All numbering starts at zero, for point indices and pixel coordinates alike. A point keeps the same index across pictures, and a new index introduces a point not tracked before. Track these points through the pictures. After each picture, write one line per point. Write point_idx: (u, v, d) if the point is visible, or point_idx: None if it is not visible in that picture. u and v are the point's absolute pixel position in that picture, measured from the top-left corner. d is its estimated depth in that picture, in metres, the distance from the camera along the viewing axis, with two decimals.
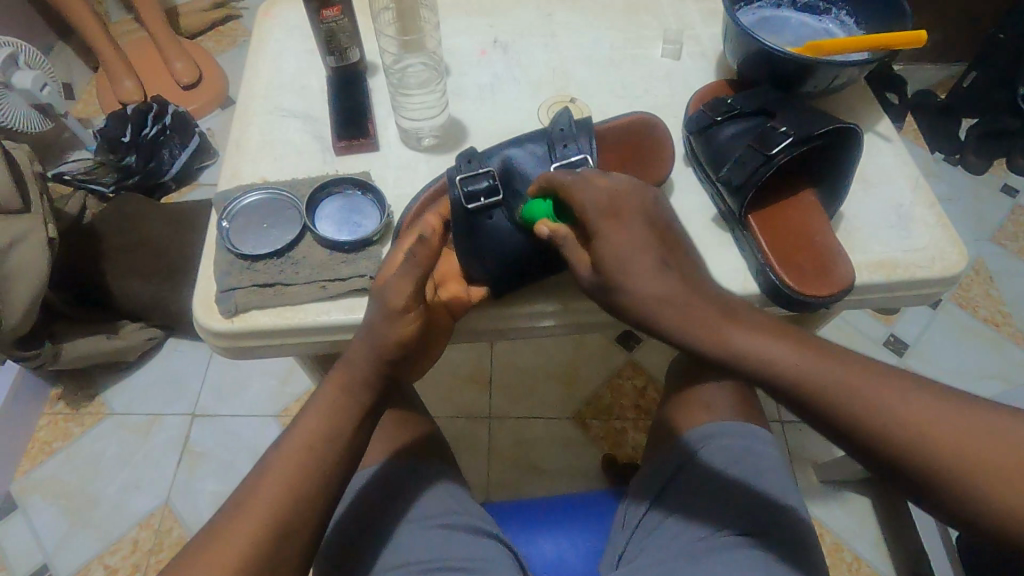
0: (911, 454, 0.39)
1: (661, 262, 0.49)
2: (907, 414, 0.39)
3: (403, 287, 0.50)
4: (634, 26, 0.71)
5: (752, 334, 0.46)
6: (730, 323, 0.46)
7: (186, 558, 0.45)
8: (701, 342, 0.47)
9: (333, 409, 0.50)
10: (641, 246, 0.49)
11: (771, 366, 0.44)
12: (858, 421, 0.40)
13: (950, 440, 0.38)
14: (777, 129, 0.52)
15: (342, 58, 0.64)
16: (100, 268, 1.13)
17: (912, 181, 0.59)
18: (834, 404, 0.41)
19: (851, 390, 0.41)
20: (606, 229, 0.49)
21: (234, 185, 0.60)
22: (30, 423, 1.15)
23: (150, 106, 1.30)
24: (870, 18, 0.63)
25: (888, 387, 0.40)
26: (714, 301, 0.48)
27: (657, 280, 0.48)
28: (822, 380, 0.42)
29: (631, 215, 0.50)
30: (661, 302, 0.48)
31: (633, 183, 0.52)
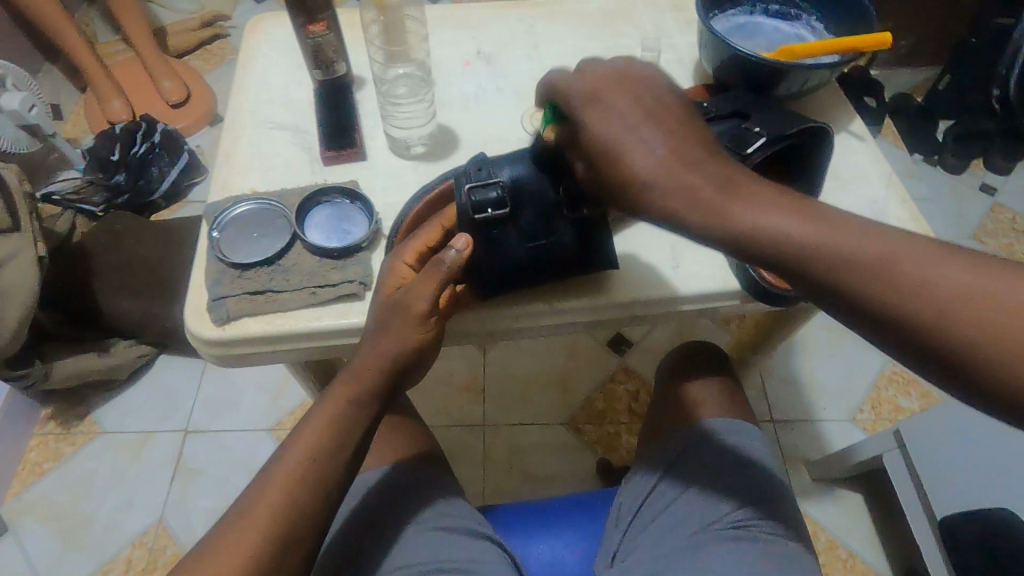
0: (951, 336, 0.34)
1: (655, 141, 0.43)
2: (951, 289, 0.35)
3: (425, 295, 0.50)
4: (614, 36, 0.73)
5: (764, 208, 0.40)
6: (737, 197, 0.40)
7: (189, 566, 0.46)
8: (698, 224, 0.41)
9: (337, 421, 0.50)
10: (631, 126, 0.43)
11: (783, 243, 0.39)
12: (886, 297, 0.36)
13: (1002, 318, 0.33)
14: (752, 130, 0.53)
15: (329, 70, 0.65)
16: (90, 286, 1.13)
17: (884, 178, 0.61)
18: (861, 289, 0.37)
19: (882, 266, 0.36)
20: (590, 118, 0.45)
21: (224, 197, 0.61)
22: (20, 443, 1.14)
23: (139, 125, 1.31)
24: (839, 23, 0.66)
25: (924, 254, 0.36)
26: (717, 174, 0.41)
27: (651, 157, 0.42)
28: (852, 256, 0.37)
29: (618, 95, 0.44)
30: (658, 181, 0.42)
31: (625, 68, 0.46)
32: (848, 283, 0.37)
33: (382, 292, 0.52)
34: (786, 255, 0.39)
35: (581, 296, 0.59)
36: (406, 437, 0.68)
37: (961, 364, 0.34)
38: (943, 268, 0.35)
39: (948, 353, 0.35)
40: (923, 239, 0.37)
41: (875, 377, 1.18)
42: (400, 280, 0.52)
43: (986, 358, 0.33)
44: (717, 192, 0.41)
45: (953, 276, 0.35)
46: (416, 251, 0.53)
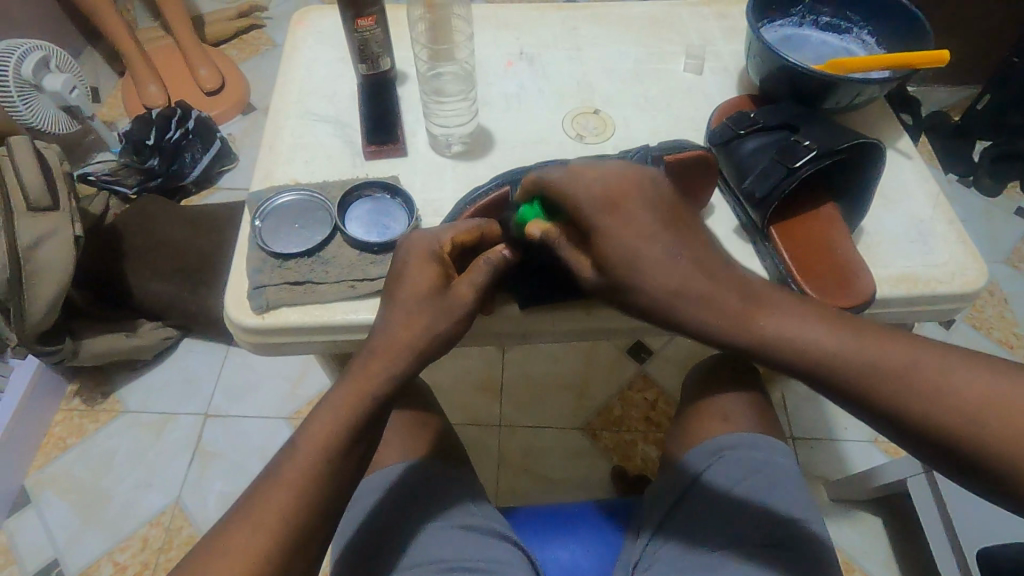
0: (959, 438, 0.39)
1: (676, 251, 0.49)
2: (963, 396, 0.40)
3: (474, 282, 0.51)
4: (657, 41, 0.72)
5: (785, 319, 0.46)
6: (760, 310, 0.47)
7: (202, 553, 0.46)
8: (727, 334, 0.47)
9: (352, 412, 0.50)
10: (649, 240, 0.49)
11: (809, 354, 0.44)
12: (907, 402, 0.41)
13: (998, 422, 0.38)
14: (802, 143, 0.52)
15: (373, 65, 0.64)
16: (121, 267, 1.16)
17: (931, 198, 0.60)
18: (879, 395, 0.42)
19: (901, 375, 0.41)
20: (606, 228, 0.48)
21: (266, 186, 0.61)
22: (46, 417, 1.17)
23: (174, 111, 1.32)
24: (892, 39, 0.64)
25: (936, 363, 0.41)
26: (734, 285, 0.48)
27: (677, 268, 0.48)
28: (872, 368, 0.42)
29: (633, 208, 0.49)
30: (688, 298, 0.48)
31: (634, 173, 0.50)
32: (871, 388, 0.42)
33: (424, 275, 0.52)
34: (808, 364, 0.44)
35: (604, 305, 0.59)
36: (428, 433, 0.69)
37: (977, 460, 0.39)
38: (950, 373, 0.41)
39: (965, 452, 0.39)
40: (930, 345, 0.42)
41: None
42: (440, 266, 0.52)
43: (997, 458, 0.38)
44: (743, 306, 0.47)
45: (962, 382, 0.40)
46: (457, 239, 0.52)
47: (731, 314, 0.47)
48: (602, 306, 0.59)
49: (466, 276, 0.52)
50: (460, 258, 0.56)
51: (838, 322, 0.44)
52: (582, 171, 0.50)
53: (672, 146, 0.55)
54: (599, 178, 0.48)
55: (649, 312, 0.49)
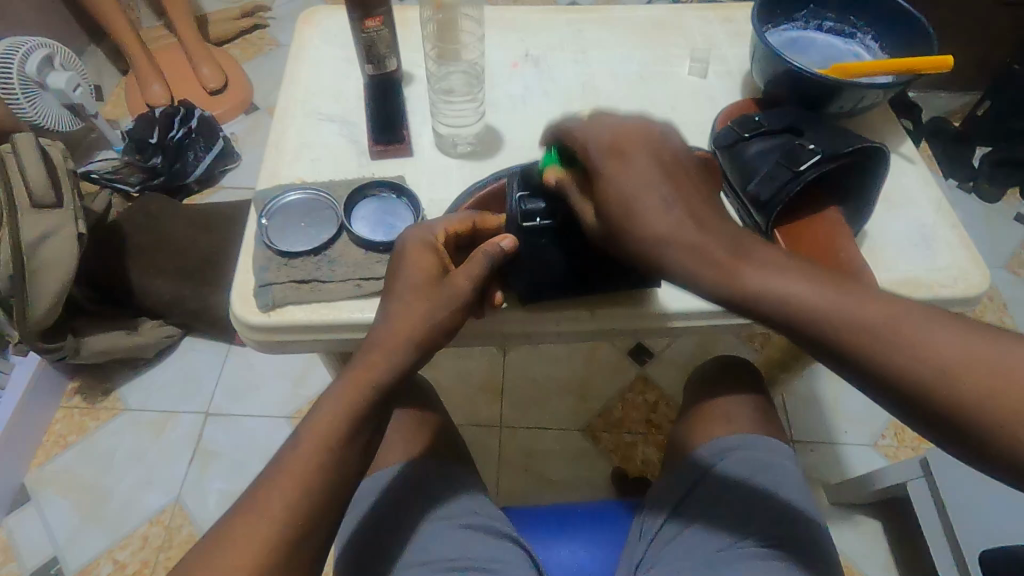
0: (946, 398, 0.38)
1: (668, 200, 0.47)
2: (944, 353, 0.38)
3: (469, 273, 0.52)
4: (662, 45, 0.72)
5: (773, 274, 0.44)
6: (748, 263, 0.45)
7: (205, 548, 0.46)
8: (712, 283, 0.45)
9: (353, 403, 0.50)
10: (645, 186, 0.48)
11: (795, 308, 0.42)
12: (888, 356, 0.40)
13: (989, 384, 0.37)
14: (806, 146, 0.53)
15: (380, 65, 0.64)
16: (123, 265, 1.16)
17: (934, 203, 0.60)
18: (867, 353, 0.40)
19: (884, 330, 0.40)
20: (609, 171, 0.48)
21: (273, 185, 0.61)
22: (47, 414, 1.17)
23: (177, 109, 1.34)
24: (895, 44, 0.65)
25: (925, 320, 0.40)
26: (724, 235, 0.46)
27: (667, 218, 0.47)
28: (857, 321, 0.41)
29: (637, 154, 0.49)
30: (676, 246, 0.46)
31: (642, 125, 0.50)
32: (854, 339, 0.41)
33: (420, 270, 0.52)
34: (793, 317, 0.43)
35: (603, 306, 0.59)
36: (431, 433, 0.69)
37: (951, 416, 0.38)
38: (942, 335, 0.39)
39: (940, 408, 0.38)
40: (926, 306, 0.41)
41: None
42: (436, 259, 0.53)
43: (973, 414, 0.37)
44: (728, 257, 0.45)
45: (945, 339, 0.39)
46: (449, 233, 0.54)
47: (717, 268, 0.45)
48: (602, 306, 0.59)
49: (462, 270, 0.52)
50: (456, 251, 0.57)
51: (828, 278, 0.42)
52: (600, 121, 0.52)
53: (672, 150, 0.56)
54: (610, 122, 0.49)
55: (637, 259, 0.48)
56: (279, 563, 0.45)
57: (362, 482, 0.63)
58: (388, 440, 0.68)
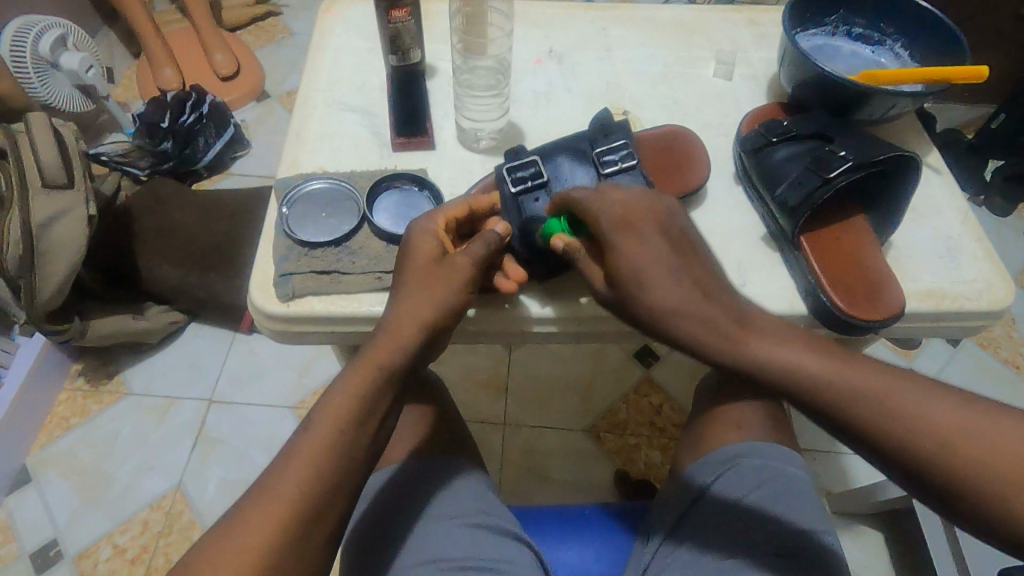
0: (934, 464, 0.41)
1: (679, 274, 0.51)
2: (932, 423, 0.42)
3: (473, 255, 0.52)
4: (686, 45, 0.72)
5: (772, 343, 0.48)
6: (747, 331, 0.49)
7: (216, 534, 0.45)
8: (717, 352, 0.49)
9: (363, 389, 0.50)
10: (656, 259, 0.51)
11: (796, 378, 0.47)
12: (877, 422, 0.43)
13: (974, 450, 0.40)
14: (837, 154, 0.52)
15: (404, 57, 0.62)
16: (132, 249, 1.16)
17: (960, 214, 0.59)
18: (863, 421, 0.44)
19: (881, 400, 0.44)
20: (620, 243, 0.50)
21: (293, 174, 0.61)
22: (50, 396, 1.16)
23: (190, 95, 1.31)
24: (925, 52, 0.64)
25: (916, 391, 0.44)
26: (726, 306, 0.50)
27: (677, 293, 0.50)
28: (850, 391, 0.45)
29: (646, 227, 0.51)
30: (685, 318, 0.50)
31: (653, 201, 0.53)
32: (848, 406, 0.44)
33: (425, 253, 0.52)
34: (796, 388, 0.47)
35: None
36: (444, 429, 0.69)
37: (934, 477, 0.41)
38: (932, 407, 0.43)
39: (931, 474, 0.42)
40: (914, 377, 0.45)
41: None
42: (438, 242, 0.53)
43: (963, 480, 0.40)
44: (731, 326, 0.49)
45: (931, 410, 0.43)
46: (449, 217, 0.54)
47: (719, 336, 0.49)
48: None
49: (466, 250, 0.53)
50: (454, 236, 0.57)
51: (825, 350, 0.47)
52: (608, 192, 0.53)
53: (653, 131, 0.61)
54: (621, 197, 0.51)
55: (645, 327, 0.51)
56: (288, 553, 0.45)
57: (375, 478, 0.63)
58: (400, 437, 0.67)
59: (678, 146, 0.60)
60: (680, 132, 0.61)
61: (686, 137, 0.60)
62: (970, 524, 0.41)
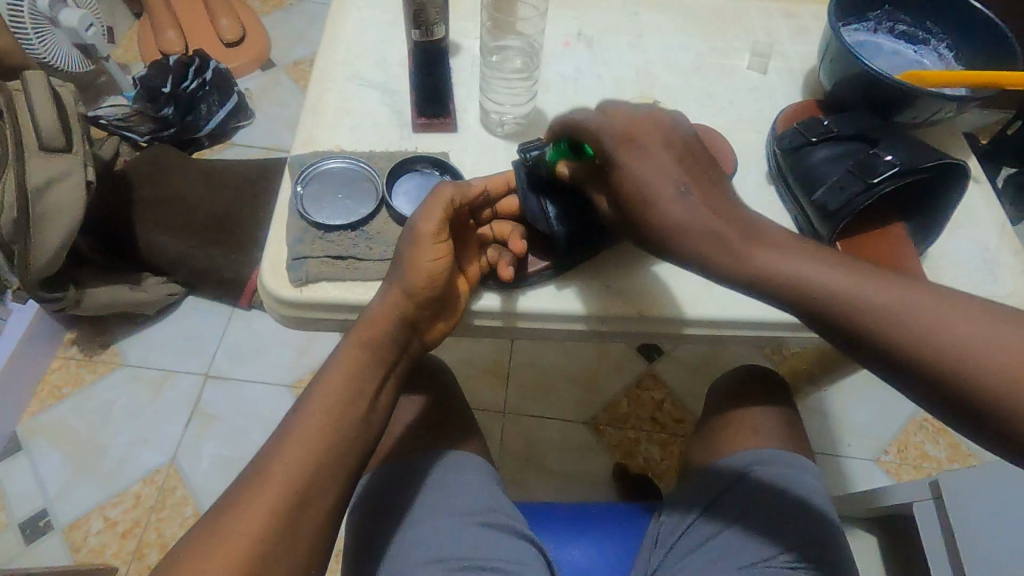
0: (964, 379, 0.36)
1: (685, 187, 0.44)
2: (961, 338, 0.36)
3: (434, 219, 0.49)
4: (721, 35, 0.69)
5: (791, 260, 0.42)
6: (762, 246, 0.42)
7: (211, 519, 0.43)
8: (726, 268, 0.42)
9: (355, 367, 0.49)
10: (662, 172, 0.44)
11: (814, 296, 0.40)
12: (901, 339, 0.38)
13: (1007, 362, 0.35)
14: (882, 157, 0.50)
15: (426, 32, 0.58)
16: (130, 218, 1.13)
17: (997, 226, 0.57)
18: (885, 336, 0.38)
19: (908, 317, 0.38)
20: (624, 160, 0.45)
21: (309, 151, 0.58)
22: (42, 363, 1.14)
23: (193, 60, 1.28)
24: (971, 55, 0.62)
25: (946, 306, 0.38)
26: (737, 221, 0.43)
27: (684, 205, 0.43)
28: (870, 308, 0.39)
29: (650, 141, 0.46)
30: (693, 233, 0.43)
31: (657, 115, 0.47)
32: (870, 327, 0.39)
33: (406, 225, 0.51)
34: (812, 306, 0.41)
35: (629, 292, 0.56)
36: (452, 421, 0.67)
37: (965, 394, 0.36)
38: (965, 320, 0.37)
39: (961, 390, 0.36)
40: (946, 291, 0.39)
41: (907, 420, 1.14)
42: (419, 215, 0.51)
43: (995, 396, 0.35)
44: (743, 240, 0.43)
45: (962, 323, 0.37)
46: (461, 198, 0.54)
47: (728, 253, 0.42)
48: (628, 292, 0.56)
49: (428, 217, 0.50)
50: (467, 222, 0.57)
51: (847, 265, 0.40)
52: (606, 109, 0.48)
53: None
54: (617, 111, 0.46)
55: (650, 244, 0.45)
56: (280, 540, 0.43)
57: (380, 470, 0.61)
58: (407, 428, 0.66)
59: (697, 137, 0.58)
60: (701, 130, 0.59)
61: (708, 136, 0.59)
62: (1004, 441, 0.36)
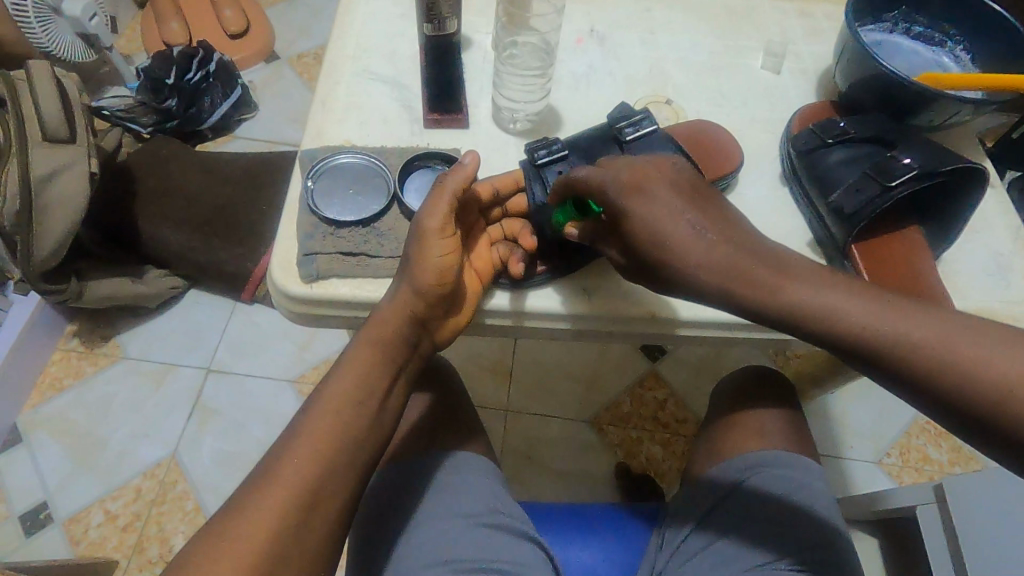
0: (1005, 414, 0.36)
1: (704, 229, 0.44)
2: (1000, 372, 0.36)
3: (438, 213, 0.48)
4: (735, 34, 0.68)
5: (821, 293, 0.41)
6: (790, 279, 0.42)
7: (219, 518, 0.43)
8: (756, 304, 0.43)
9: (365, 368, 0.48)
10: (679, 215, 0.44)
11: (848, 332, 0.40)
12: (939, 376, 0.38)
13: None
14: (900, 161, 0.49)
15: (439, 26, 0.57)
16: (132, 210, 1.12)
17: (1012, 231, 0.57)
18: (923, 373, 0.38)
19: (944, 352, 0.38)
20: (637, 209, 0.45)
21: (319, 145, 0.57)
22: (43, 355, 1.13)
23: (196, 51, 1.26)
24: (988, 57, 0.61)
25: (982, 339, 0.37)
26: (762, 254, 0.43)
27: (705, 244, 0.43)
28: (905, 346, 0.38)
29: (661, 184, 0.45)
30: (716, 273, 0.43)
31: (661, 159, 0.47)
32: (908, 363, 0.38)
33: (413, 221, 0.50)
34: (844, 341, 0.40)
35: (641, 294, 0.56)
36: (458, 421, 0.67)
37: (1007, 429, 0.36)
38: (1003, 354, 0.36)
39: (1005, 425, 0.36)
40: (982, 323, 0.38)
41: (910, 422, 1.14)
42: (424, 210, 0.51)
43: None
44: (770, 275, 0.43)
45: (1000, 358, 0.36)
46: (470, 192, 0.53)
47: (756, 289, 0.42)
48: (640, 294, 0.56)
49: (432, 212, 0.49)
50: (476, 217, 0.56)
51: (879, 298, 0.40)
52: (611, 161, 0.48)
53: (691, 126, 0.58)
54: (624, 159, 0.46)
55: (673, 285, 0.45)
56: (288, 541, 0.42)
57: (386, 469, 0.61)
58: (413, 427, 0.65)
59: (712, 138, 0.57)
60: (716, 129, 0.58)
61: (723, 136, 0.58)
62: None
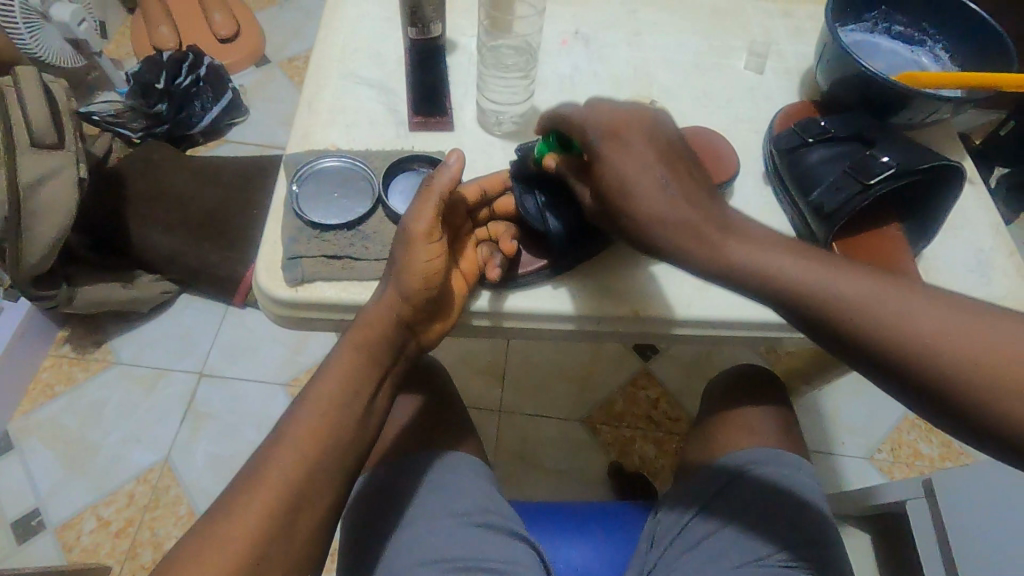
0: (924, 368, 0.36)
1: (665, 180, 0.44)
2: (922, 326, 0.36)
3: (425, 215, 0.49)
4: (719, 34, 0.69)
5: (765, 249, 0.42)
6: (735, 236, 0.43)
7: (204, 521, 0.43)
8: (699, 257, 0.43)
9: (350, 370, 0.49)
10: (643, 165, 0.45)
11: (786, 285, 0.40)
12: (866, 329, 0.38)
13: (970, 351, 0.35)
14: (879, 159, 0.50)
15: (423, 30, 0.59)
16: (123, 215, 1.12)
17: (993, 227, 0.58)
18: (850, 325, 0.38)
19: (875, 305, 0.38)
20: (608, 153, 0.45)
21: (305, 149, 0.58)
22: (34, 361, 1.13)
23: (186, 57, 1.29)
24: (967, 56, 0.62)
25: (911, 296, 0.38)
26: (714, 213, 0.44)
27: (660, 198, 0.44)
28: (842, 298, 0.39)
29: (635, 136, 0.46)
30: (667, 225, 0.43)
31: (642, 110, 0.48)
32: (837, 315, 0.39)
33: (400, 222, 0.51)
34: (780, 294, 0.41)
35: (626, 294, 0.56)
36: (447, 422, 0.67)
37: (926, 382, 0.36)
38: (931, 311, 0.37)
39: (922, 378, 0.36)
40: (915, 283, 0.39)
41: (900, 418, 1.15)
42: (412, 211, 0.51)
43: (952, 383, 0.35)
44: (717, 230, 0.43)
45: (926, 313, 0.37)
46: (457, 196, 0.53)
47: (701, 243, 0.43)
48: (625, 294, 0.56)
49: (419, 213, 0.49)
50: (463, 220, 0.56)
51: (819, 255, 0.41)
52: (596, 106, 0.48)
53: (676, 128, 0.59)
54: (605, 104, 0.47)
55: (626, 234, 0.45)
56: (273, 542, 0.42)
57: (375, 471, 0.61)
58: (402, 429, 0.66)
59: (697, 138, 0.58)
60: (700, 130, 0.58)
61: (707, 136, 0.58)
62: (965, 429, 0.36)
